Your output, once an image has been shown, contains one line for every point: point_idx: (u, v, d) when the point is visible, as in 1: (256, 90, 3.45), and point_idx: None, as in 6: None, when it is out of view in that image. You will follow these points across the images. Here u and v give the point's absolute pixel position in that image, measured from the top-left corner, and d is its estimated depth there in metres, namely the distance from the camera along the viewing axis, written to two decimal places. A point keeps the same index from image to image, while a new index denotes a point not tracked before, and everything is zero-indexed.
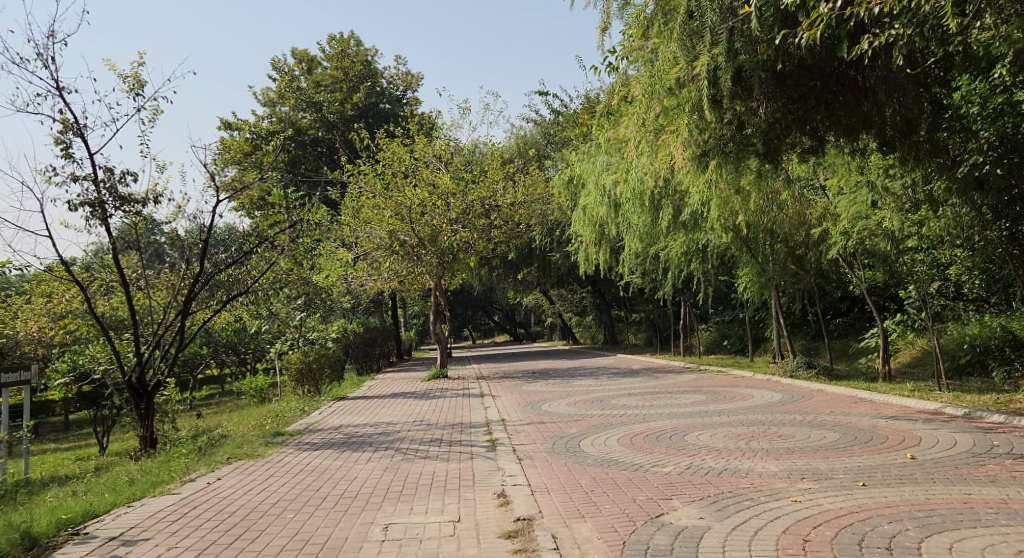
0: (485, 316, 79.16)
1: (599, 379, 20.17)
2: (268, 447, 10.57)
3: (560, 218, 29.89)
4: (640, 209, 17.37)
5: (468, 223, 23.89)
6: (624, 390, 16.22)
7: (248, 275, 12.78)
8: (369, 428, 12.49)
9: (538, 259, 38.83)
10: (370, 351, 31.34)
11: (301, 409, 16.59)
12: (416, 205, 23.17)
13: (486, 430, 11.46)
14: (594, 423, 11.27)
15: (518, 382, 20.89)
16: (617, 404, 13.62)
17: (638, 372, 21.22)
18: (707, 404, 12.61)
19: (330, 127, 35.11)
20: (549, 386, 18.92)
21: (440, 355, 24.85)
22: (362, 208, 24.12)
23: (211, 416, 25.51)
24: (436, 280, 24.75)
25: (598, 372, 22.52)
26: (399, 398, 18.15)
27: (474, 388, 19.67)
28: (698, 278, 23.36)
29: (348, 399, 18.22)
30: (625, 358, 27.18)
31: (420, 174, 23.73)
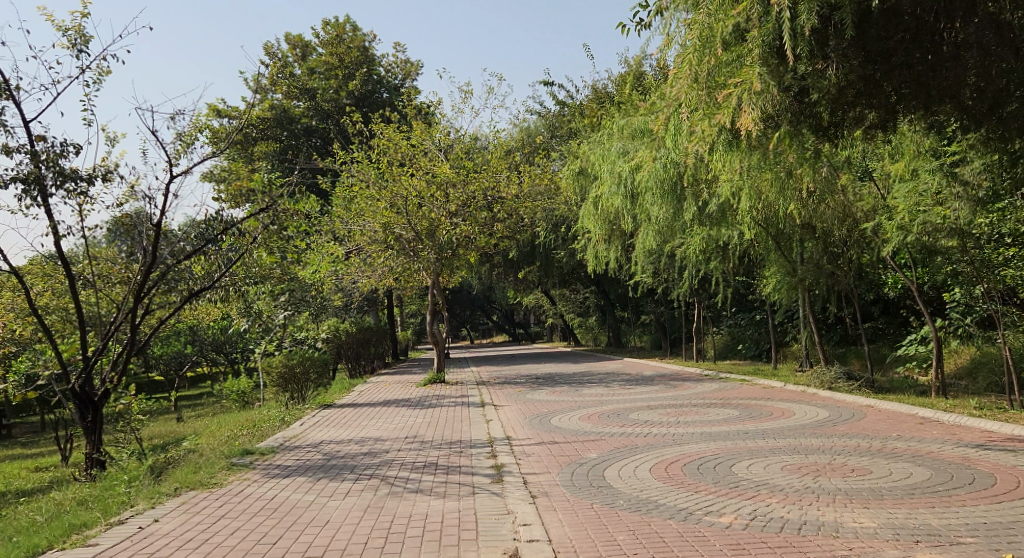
0: (484, 316, 77.52)
1: (611, 387, 18.50)
2: (230, 471, 8.90)
3: (566, 214, 28.29)
4: (661, 200, 15.72)
5: (470, 216, 22.22)
6: (642, 402, 14.54)
7: (216, 268, 10.92)
8: (354, 446, 10.81)
9: (541, 258, 37.18)
10: (363, 351, 29.75)
11: (283, 419, 14.92)
12: (414, 195, 21.58)
13: (490, 452, 9.78)
14: (616, 446, 9.57)
15: (522, 389, 19.23)
16: (639, 421, 11.92)
17: (652, 379, 19.53)
18: (744, 422, 10.91)
19: (324, 116, 33.49)
20: (556, 395, 17.28)
21: (437, 357, 23.21)
22: (355, 199, 22.63)
23: (191, 421, 23.86)
24: (434, 277, 23.09)
25: (608, 378, 20.88)
26: (392, 407, 16.50)
27: (473, 396, 18.02)
28: (716, 278, 21.76)
29: (336, 407, 16.58)
30: (635, 362, 25.55)
31: (419, 163, 22.10)
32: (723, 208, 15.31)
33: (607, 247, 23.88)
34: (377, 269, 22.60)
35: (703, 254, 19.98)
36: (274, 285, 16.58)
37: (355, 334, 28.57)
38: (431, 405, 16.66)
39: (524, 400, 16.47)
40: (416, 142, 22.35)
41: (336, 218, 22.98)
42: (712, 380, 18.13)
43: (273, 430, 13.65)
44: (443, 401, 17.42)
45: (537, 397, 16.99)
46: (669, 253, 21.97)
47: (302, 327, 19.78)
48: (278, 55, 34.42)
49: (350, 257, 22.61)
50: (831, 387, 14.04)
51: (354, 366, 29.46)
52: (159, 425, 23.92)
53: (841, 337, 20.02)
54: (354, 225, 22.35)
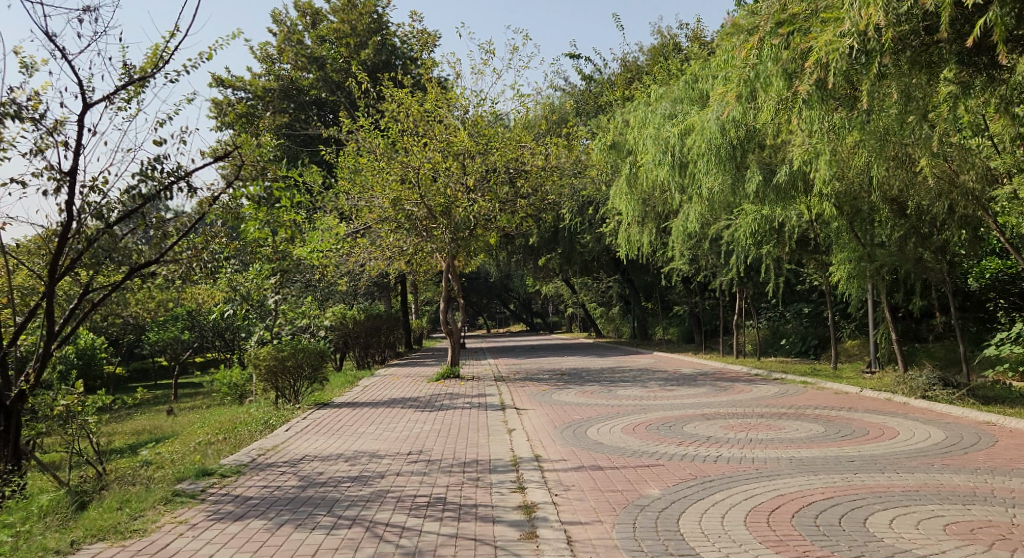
0: (500, 304, 75.33)
1: (648, 387, 16.15)
2: (167, 508, 6.61)
3: (594, 195, 25.91)
4: (717, 171, 13.24)
5: (490, 191, 19.94)
6: (693, 409, 12.16)
7: (158, 238, 8.48)
8: (341, 466, 8.53)
9: (564, 242, 34.82)
10: (371, 340, 27.51)
11: (268, 421, 12.68)
12: (429, 166, 19.33)
13: (516, 484, 7.44)
14: (683, 479, 7.21)
15: (546, 388, 16.91)
16: (699, 436, 9.62)
17: (694, 378, 17.17)
18: (839, 444, 8.54)
19: (333, 88, 31.18)
20: (586, 396, 14.95)
21: (451, 350, 20.88)
22: (360, 171, 20.41)
23: (182, 415, 21.78)
24: (450, 260, 20.79)
25: (643, 376, 18.54)
26: (397, 408, 14.23)
27: (491, 395, 15.72)
28: (766, 265, 19.32)
29: (332, 407, 14.33)
30: (670, 358, 23.17)
31: (432, 130, 19.71)
32: (794, 180, 12.76)
33: (641, 229, 21.53)
34: (385, 248, 20.44)
35: (753, 234, 17.59)
36: (262, 262, 14.37)
37: (364, 322, 26.42)
38: (443, 407, 14.40)
39: (548, 402, 14.19)
40: (428, 106, 19.75)
41: (341, 194, 20.83)
42: (765, 382, 15.75)
43: (251, 436, 11.40)
44: (457, 401, 15.14)
45: (564, 399, 14.67)
46: (714, 233, 19.60)
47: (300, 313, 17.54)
48: (286, 23, 32.11)
49: (356, 236, 20.45)
50: (926, 396, 11.62)
51: (362, 356, 27.30)
52: (147, 419, 21.85)
53: (912, 334, 17.54)
54: (360, 199, 20.15)
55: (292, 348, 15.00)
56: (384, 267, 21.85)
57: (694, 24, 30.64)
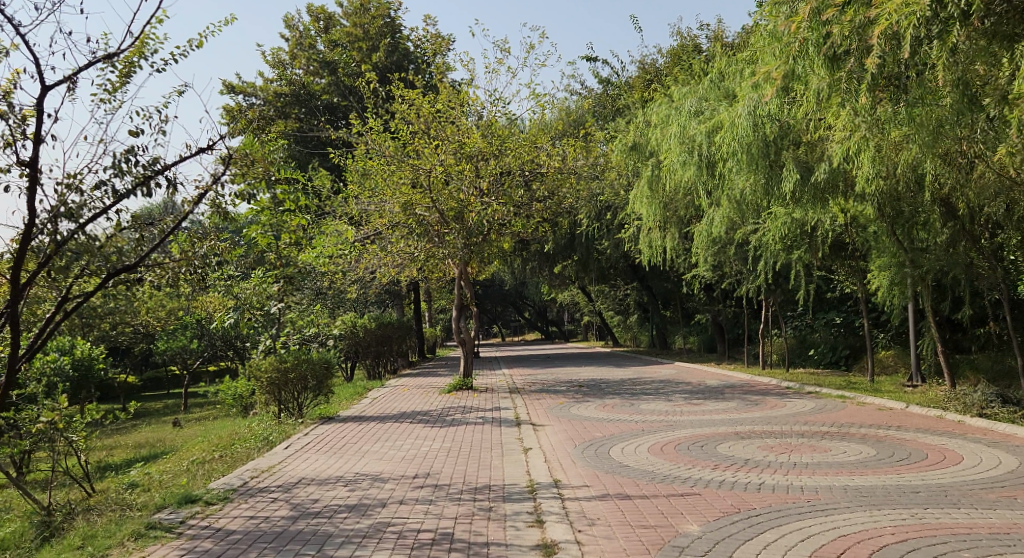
0: (515, 313, 74.50)
1: (672, 400, 15.25)
2: (137, 546, 5.78)
3: (613, 200, 25.05)
4: (748, 172, 12.33)
5: (505, 194, 19.00)
6: (725, 427, 11.26)
7: (136, 241, 7.59)
8: (341, 493, 7.69)
9: (581, 249, 33.97)
10: (382, 349, 26.72)
11: (268, 437, 11.90)
12: (438, 169, 18.55)
13: (535, 517, 6.59)
14: (725, 514, 6.32)
15: (565, 401, 16.05)
16: (735, 459, 8.72)
17: (719, 391, 16.26)
18: (897, 471, 7.62)
19: (345, 92, 30.49)
20: (608, 410, 14.08)
21: (463, 360, 20.04)
22: (370, 174, 19.63)
23: (187, 427, 21.10)
24: (463, 266, 19.99)
25: (665, 389, 17.65)
26: (405, 423, 13.39)
27: (506, 409, 14.86)
28: (796, 272, 18.39)
29: (337, 422, 13.51)
30: (693, 369, 22.24)
31: (444, 131, 18.88)
32: (832, 180, 11.85)
33: (663, 235, 20.69)
34: (396, 255, 19.68)
35: (781, 238, 16.71)
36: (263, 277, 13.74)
37: (375, 331, 25.69)
38: (455, 422, 13.54)
39: (567, 417, 13.31)
40: (439, 105, 18.90)
41: (350, 198, 20.05)
42: (797, 396, 14.81)
43: (248, 455, 10.61)
44: (470, 415, 14.29)
45: (583, 414, 13.79)
46: (740, 238, 18.72)
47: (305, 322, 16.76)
48: (297, 26, 31.47)
49: (366, 242, 19.74)
50: (981, 414, 10.68)
51: (373, 366, 26.52)
52: (149, 432, 21.11)
53: (952, 344, 16.57)
54: (370, 203, 19.42)
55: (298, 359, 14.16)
56: (395, 273, 21.11)
57: (715, 25, 29.78)
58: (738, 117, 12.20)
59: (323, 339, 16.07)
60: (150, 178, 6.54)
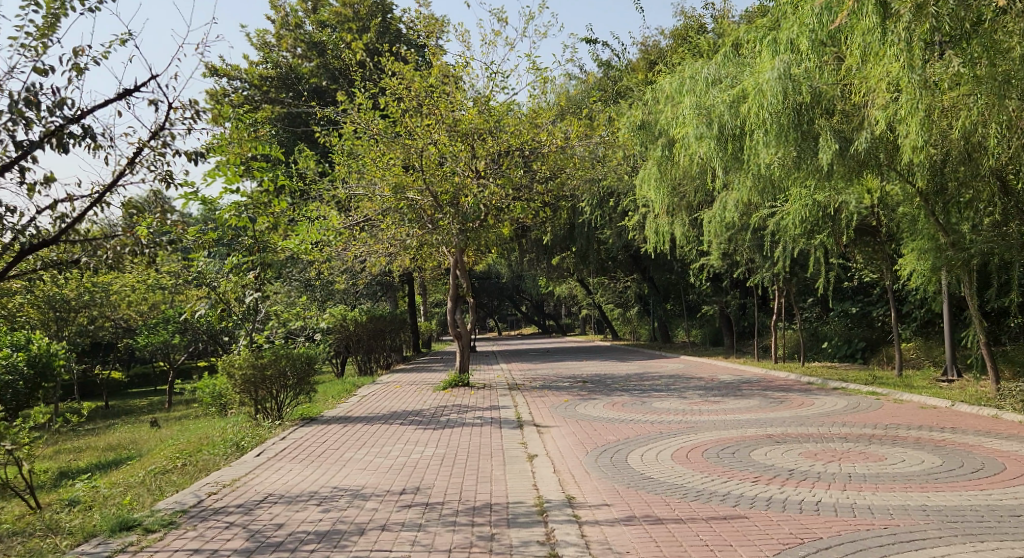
0: (512, 306, 73.38)
1: (687, 398, 14.01)
2: None
3: (616, 186, 23.78)
4: (777, 145, 11.06)
5: (503, 175, 17.69)
6: (755, 429, 10.02)
7: (58, 212, 6.35)
8: (313, 516, 6.42)
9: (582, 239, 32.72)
10: (374, 344, 25.45)
11: (239, 442, 10.64)
12: (430, 150, 17.33)
13: (549, 549, 5.34)
14: (787, 548, 5.06)
15: (569, 399, 14.80)
16: (776, 470, 7.47)
17: (736, 387, 15.04)
18: (980, 487, 6.37)
19: (334, 75, 29.12)
20: (618, 409, 12.86)
21: (459, 355, 18.75)
22: (357, 155, 18.34)
23: (165, 426, 19.86)
24: (459, 254, 18.73)
25: (677, 385, 16.42)
26: (396, 424, 12.14)
27: (507, 408, 13.62)
28: (816, 259, 17.15)
29: (319, 425, 12.26)
30: (702, 364, 21.01)
31: (438, 107, 17.57)
32: (874, 152, 10.59)
33: (671, 221, 19.46)
34: (386, 242, 18.43)
35: (802, 222, 15.51)
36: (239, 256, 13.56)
37: (367, 324, 24.47)
38: (450, 423, 12.29)
39: (573, 418, 12.06)
40: (431, 80, 17.52)
41: (336, 182, 18.75)
42: (823, 392, 13.58)
43: (214, 465, 9.33)
44: (467, 415, 13.03)
45: (591, 413, 12.54)
46: (754, 223, 17.53)
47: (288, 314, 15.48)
48: (283, 7, 30.04)
49: (355, 229, 18.50)
50: None
51: (364, 361, 25.26)
52: (125, 433, 19.84)
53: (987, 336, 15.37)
54: (358, 188, 18.14)
55: (276, 353, 12.86)
56: (387, 263, 19.88)
57: (722, 3, 28.45)
58: (767, 82, 10.95)
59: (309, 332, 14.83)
60: (61, 128, 5.38)
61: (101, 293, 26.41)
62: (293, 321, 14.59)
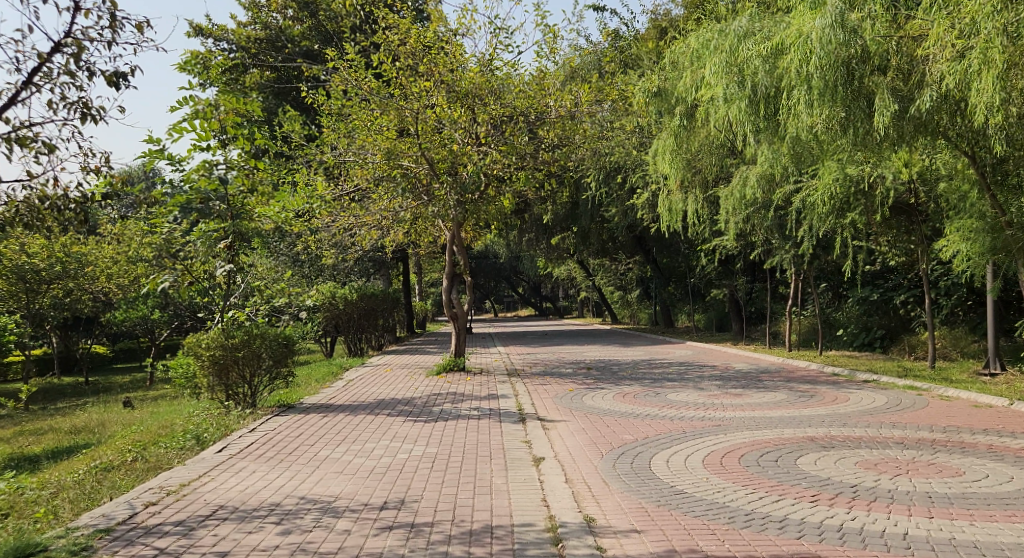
0: (509, 287, 72.18)
1: (705, 388, 12.74)
2: None
3: (625, 160, 22.40)
4: (820, 106, 9.61)
5: (505, 142, 16.27)
6: (794, 429, 8.73)
7: None
8: (270, 544, 5.09)
9: (586, 216, 31.38)
10: (365, 323, 24.09)
11: (201, 434, 9.35)
12: (426, 114, 16.07)
13: None
14: None
15: (575, 388, 13.50)
16: (838, 487, 6.17)
17: (756, 377, 13.78)
18: None
19: (327, 39, 27.60)
20: (631, 401, 11.55)
21: (455, 337, 17.41)
22: (346, 118, 16.97)
23: (139, 407, 18.59)
24: (455, 229, 17.35)
25: (690, 373, 15.12)
26: (382, 415, 10.83)
27: (507, 398, 12.29)
28: (844, 239, 15.84)
29: (296, 415, 10.92)
30: (713, 351, 19.73)
31: (436, 65, 16.23)
32: (937, 112, 9.17)
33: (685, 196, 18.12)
34: (378, 214, 17.10)
35: (831, 197, 14.23)
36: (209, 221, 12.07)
37: (358, 303, 23.19)
38: (444, 414, 10.97)
39: (581, 411, 10.76)
40: (429, 36, 16.16)
41: (324, 147, 17.34)
42: (855, 386, 12.32)
43: (166, 465, 8.03)
44: (463, 405, 11.73)
45: (601, 406, 11.24)
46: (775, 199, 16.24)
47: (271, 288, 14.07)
48: None
49: (344, 199, 17.14)
50: None
51: (354, 341, 23.93)
52: (95, 414, 18.48)
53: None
54: (347, 154, 16.78)
55: (250, 332, 11.51)
56: (379, 237, 18.55)
57: None
58: (813, 30, 9.59)
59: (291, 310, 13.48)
60: None
61: (78, 265, 25.07)
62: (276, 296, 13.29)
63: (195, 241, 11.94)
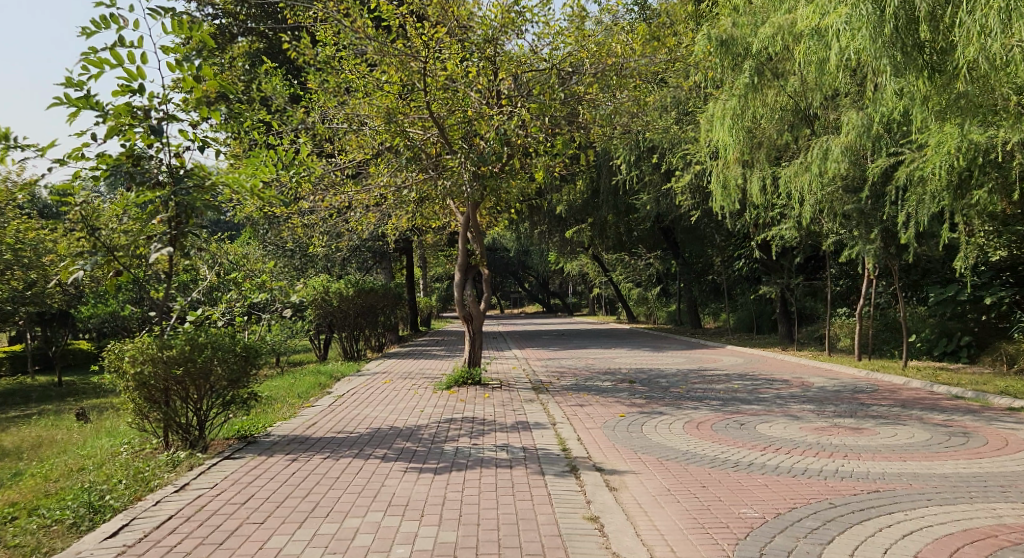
0: (516, 281, 69.24)
1: (800, 417, 9.64)
2: None
3: (667, 135, 19.38)
4: (1020, 21, 8.03)
5: (533, 102, 13.15)
6: (1004, 502, 5.72)
7: None
8: None
9: (610, 202, 28.35)
10: (363, 321, 21.05)
11: (103, 498, 6.34)
12: (435, 67, 13.14)
13: None
14: None
15: (625, 413, 10.46)
16: None
17: (858, 400, 10.71)
18: None
19: None
20: (715, 438, 8.54)
21: (469, 342, 14.34)
22: (343, 74, 14.11)
23: (92, 422, 15.66)
24: (472, 210, 14.31)
25: (764, 391, 12.08)
26: (375, 462, 7.79)
27: (543, 431, 9.25)
28: (954, 223, 12.87)
29: (256, 460, 7.90)
30: (772, 360, 16.67)
31: (446, 6, 13.35)
32: None
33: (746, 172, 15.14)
34: (375, 193, 14.14)
35: (947, 170, 11.24)
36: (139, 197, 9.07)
37: (355, 299, 20.15)
38: (464, 458, 7.95)
39: (652, 455, 7.75)
40: None
41: (312, 110, 14.38)
42: (1006, 418, 9.22)
43: None
44: (486, 442, 8.70)
45: (677, 445, 8.22)
46: (881, 159, 13.75)
47: (245, 281, 11.04)
48: None
49: (337, 175, 14.22)
50: None
51: (350, 342, 20.89)
52: (36, 430, 15.43)
53: None
54: (337, 119, 13.85)
55: (195, 343, 8.41)
56: (379, 221, 15.55)
57: None
58: None
59: (274, 310, 10.72)
60: None
61: (36, 254, 21.98)
62: (257, 292, 10.54)
63: (121, 215, 9.07)
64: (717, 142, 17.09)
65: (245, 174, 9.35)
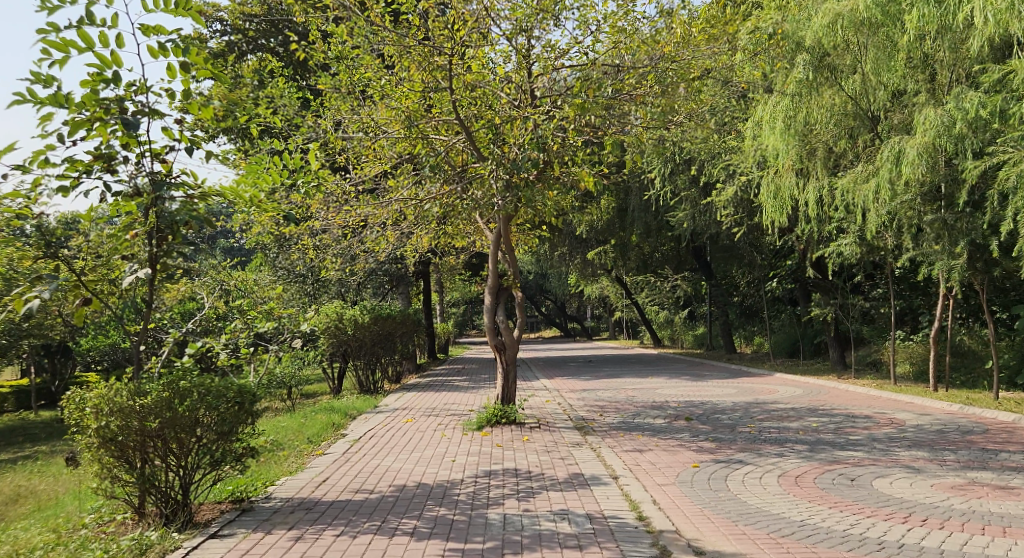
0: (535, 306, 67.45)
1: (920, 469, 7.77)
2: None
3: (713, 144, 17.71)
4: None
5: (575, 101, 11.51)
6: None
7: None
8: None
9: (642, 220, 26.66)
10: (380, 351, 19.34)
11: None
12: (462, 64, 11.57)
13: None
14: None
15: (698, 463, 8.67)
16: None
17: (979, 446, 8.86)
18: None
19: None
20: (829, 501, 6.74)
21: (500, 376, 12.59)
22: (359, 76, 12.57)
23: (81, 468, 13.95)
24: (504, 226, 12.62)
25: (854, 432, 10.26)
26: (399, 539, 6.07)
27: (605, 489, 7.48)
28: None
29: (249, 537, 6.20)
30: (840, 392, 14.83)
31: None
32: None
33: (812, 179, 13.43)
34: (396, 208, 12.51)
35: None
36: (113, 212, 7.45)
37: (372, 327, 18.46)
38: (515, 532, 6.20)
39: (760, 529, 5.97)
40: None
41: (325, 117, 12.82)
42: None
43: None
44: (538, 507, 6.94)
45: (785, 512, 6.43)
46: (971, 160, 12.03)
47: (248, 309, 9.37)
48: None
49: (353, 190, 12.63)
50: None
51: (366, 374, 19.16)
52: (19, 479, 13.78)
53: None
54: (352, 126, 12.31)
55: (173, 388, 6.75)
56: (400, 241, 13.91)
57: None
58: None
59: (280, 340, 9.10)
60: None
61: None
62: (262, 320, 8.85)
63: (89, 228, 7.52)
64: (773, 148, 15.38)
65: (245, 182, 7.72)
